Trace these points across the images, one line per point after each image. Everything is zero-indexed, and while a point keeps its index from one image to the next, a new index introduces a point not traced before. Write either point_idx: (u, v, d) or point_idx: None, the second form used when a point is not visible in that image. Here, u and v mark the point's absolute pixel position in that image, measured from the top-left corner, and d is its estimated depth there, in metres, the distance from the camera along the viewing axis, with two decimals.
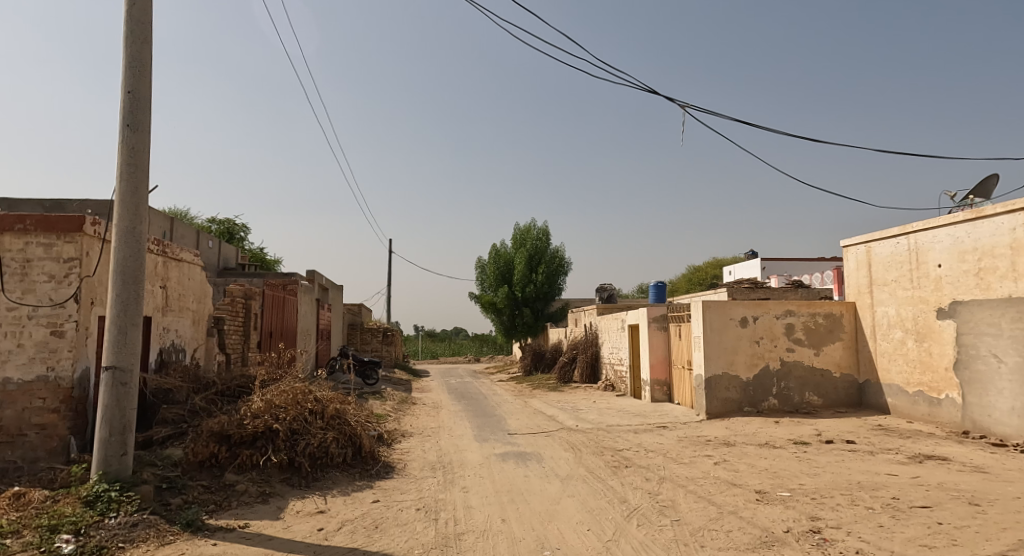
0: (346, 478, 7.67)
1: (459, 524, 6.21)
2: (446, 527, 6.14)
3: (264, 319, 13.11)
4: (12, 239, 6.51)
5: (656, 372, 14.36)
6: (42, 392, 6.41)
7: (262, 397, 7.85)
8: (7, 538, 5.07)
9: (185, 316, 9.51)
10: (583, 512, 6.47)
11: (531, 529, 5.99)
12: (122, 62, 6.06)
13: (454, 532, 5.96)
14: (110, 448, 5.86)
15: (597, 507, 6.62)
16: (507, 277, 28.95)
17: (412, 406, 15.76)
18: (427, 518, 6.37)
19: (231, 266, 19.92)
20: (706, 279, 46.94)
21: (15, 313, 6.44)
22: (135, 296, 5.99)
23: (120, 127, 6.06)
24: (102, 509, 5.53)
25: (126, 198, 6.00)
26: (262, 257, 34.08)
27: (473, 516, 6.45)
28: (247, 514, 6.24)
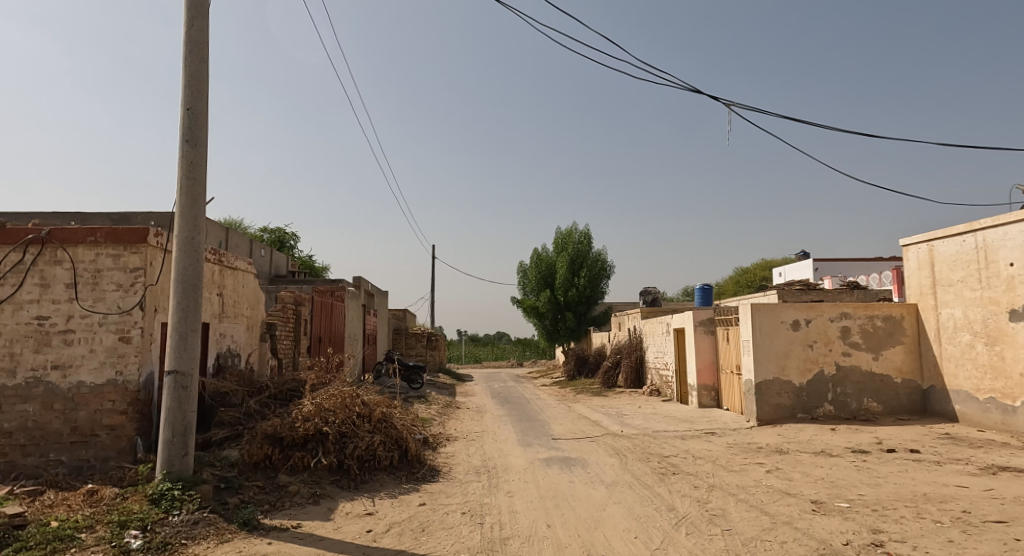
0: (393, 481, 7.78)
1: (505, 528, 6.22)
2: (491, 531, 6.17)
3: (313, 324, 13.44)
4: (83, 251, 6.87)
5: (702, 377, 14.09)
6: (112, 394, 6.72)
7: (311, 400, 8.03)
8: (82, 532, 5.35)
9: (240, 322, 9.84)
10: (629, 519, 6.39)
11: (576, 536, 5.95)
12: (182, 81, 6.34)
13: (500, 537, 5.98)
14: (172, 449, 6.10)
15: (644, 515, 6.53)
16: (549, 281, 28.87)
17: (456, 410, 15.90)
18: (472, 522, 6.40)
19: (282, 274, 20.46)
20: (755, 281, 45.83)
21: (87, 320, 6.79)
22: (195, 304, 6.23)
23: (180, 142, 6.32)
24: (167, 507, 5.76)
25: (185, 210, 6.24)
26: (311, 265, 34.97)
27: (519, 520, 6.46)
28: (299, 515, 6.41)
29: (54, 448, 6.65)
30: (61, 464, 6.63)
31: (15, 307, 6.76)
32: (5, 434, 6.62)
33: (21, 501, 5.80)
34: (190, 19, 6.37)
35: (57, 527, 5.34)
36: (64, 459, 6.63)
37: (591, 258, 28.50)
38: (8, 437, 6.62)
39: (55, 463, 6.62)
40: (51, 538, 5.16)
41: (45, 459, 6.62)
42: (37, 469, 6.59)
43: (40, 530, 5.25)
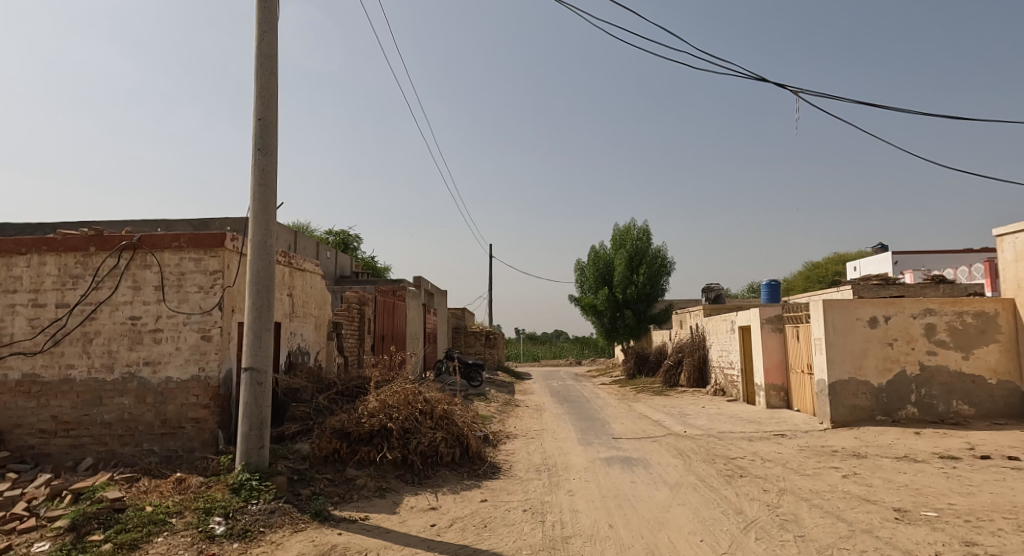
0: (455, 477, 7.85)
1: (567, 527, 6.17)
2: (553, 529, 6.13)
3: (376, 322, 13.75)
4: (169, 256, 7.26)
5: (770, 377, 13.61)
6: (196, 389, 7.07)
7: (376, 396, 8.20)
8: (172, 517, 5.68)
9: (309, 321, 10.17)
10: (695, 521, 6.23)
11: (640, 536, 5.84)
12: (254, 92, 6.59)
13: (562, 535, 5.93)
14: (250, 442, 6.36)
15: (710, 517, 6.35)
16: (607, 278, 28.56)
17: (515, 408, 15.94)
18: (533, 520, 6.39)
19: (346, 275, 21.03)
20: (827, 276, 44.00)
21: (173, 320, 7.16)
22: (268, 303, 6.46)
23: (253, 151, 6.57)
24: (246, 496, 6.01)
25: (258, 215, 6.48)
26: (373, 265, 35.84)
27: (581, 520, 6.39)
28: (367, 507, 6.57)
29: (146, 438, 7.08)
30: (153, 453, 7.05)
31: (111, 308, 7.23)
32: (105, 425, 7.09)
33: (120, 486, 6.18)
34: (260, 33, 6.62)
35: (151, 511, 5.69)
36: (156, 448, 7.05)
37: (650, 255, 28.02)
38: (107, 427, 7.09)
39: (147, 452, 7.05)
40: (146, 522, 5.51)
41: (139, 449, 7.06)
42: (133, 457, 7.04)
43: (136, 514, 5.60)
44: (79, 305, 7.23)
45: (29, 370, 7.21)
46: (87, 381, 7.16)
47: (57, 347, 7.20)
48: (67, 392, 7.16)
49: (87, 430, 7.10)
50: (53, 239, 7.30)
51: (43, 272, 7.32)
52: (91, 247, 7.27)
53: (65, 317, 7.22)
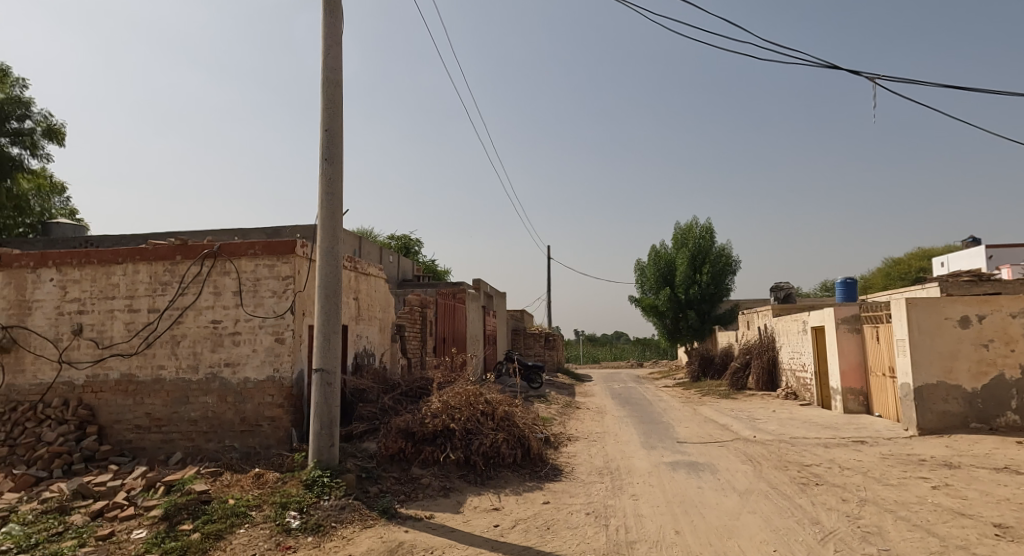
0: (517, 478, 7.78)
1: (631, 532, 5.99)
2: (617, 533, 5.96)
3: (437, 325, 13.89)
4: (245, 262, 7.52)
5: (848, 380, 12.92)
6: (271, 389, 7.30)
7: (438, 397, 8.23)
8: (251, 511, 5.89)
9: (374, 324, 10.35)
10: (767, 530, 5.93)
11: (708, 544, 5.61)
12: (321, 104, 6.75)
13: (627, 540, 5.76)
14: (321, 440, 6.50)
15: (784, 527, 6.03)
16: (669, 278, 27.89)
17: (576, 410, 15.75)
18: (597, 523, 6.24)
19: (408, 278, 21.35)
20: (911, 273, 41.58)
21: (250, 323, 7.43)
22: (336, 307, 6.59)
23: (320, 161, 6.72)
24: (318, 492, 6.15)
25: (325, 222, 6.61)
26: (433, 269, 36.33)
27: (645, 525, 6.20)
28: (432, 506, 6.60)
29: (228, 435, 7.35)
30: (234, 449, 7.30)
31: (195, 313, 7.56)
32: (192, 421, 7.42)
33: (206, 479, 6.45)
34: (326, 48, 6.77)
35: (234, 504, 5.93)
36: (237, 445, 7.30)
37: (714, 253, 27.17)
38: (194, 424, 7.43)
39: (229, 448, 7.32)
40: (229, 514, 5.74)
41: (222, 445, 7.34)
42: (216, 453, 7.32)
43: (221, 506, 5.86)
44: (168, 310, 7.61)
45: (126, 371, 7.64)
46: (175, 381, 7.52)
47: (149, 349, 7.60)
48: (159, 391, 7.54)
49: (176, 427, 7.46)
50: (144, 249, 7.71)
51: (136, 279, 7.73)
52: (177, 256, 7.64)
53: (155, 321, 7.61)
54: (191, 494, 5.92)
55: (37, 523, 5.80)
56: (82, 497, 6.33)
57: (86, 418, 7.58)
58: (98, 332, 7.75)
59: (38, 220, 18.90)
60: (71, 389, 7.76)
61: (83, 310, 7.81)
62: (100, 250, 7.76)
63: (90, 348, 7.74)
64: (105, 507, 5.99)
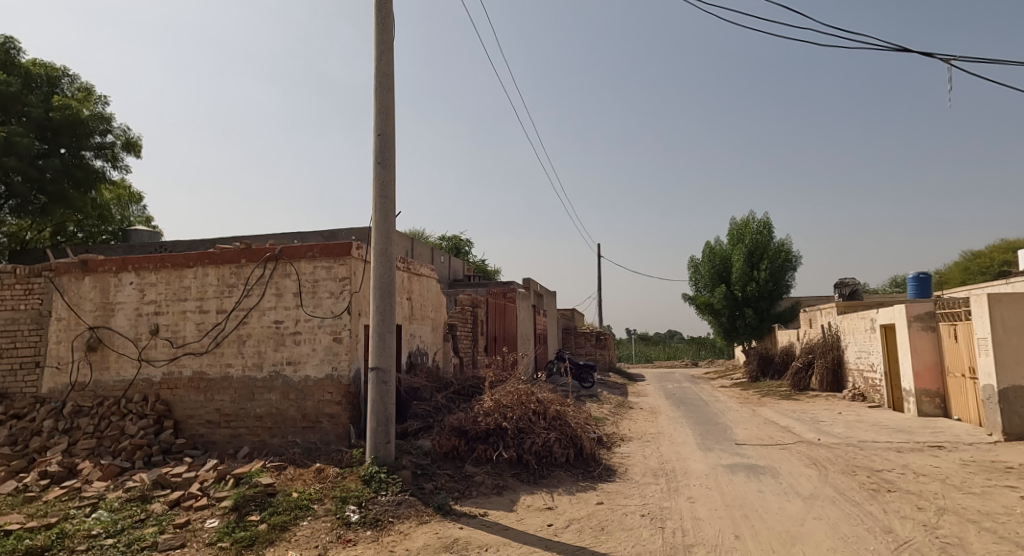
0: (571, 478, 7.67)
1: (689, 535, 5.80)
2: (674, 536, 5.78)
3: (488, 324, 13.91)
4: (305, 264, 7.69)
5: (922, 381, 12.24)
6: (330, 387, 7.43)
7: (490, 396, 8.21)
8: (313, 504, 6.00)
9: (426, 323, 10.42)
10: (835, 537, 5.64)
11: (771, 550, 5.37)
12: (374, 109, 6.83)
13: (684, 543, 5.57)
14: (378, 437, 6.57)
15: (854, 534, 5.72)
16: (725, 275, 27.12)
17: (629, 410, 15.48)
18: (652, 525, 6.07)
19: (459, 278, 21.50)
20: (992, 267, 39.13)
21: (309, 323, 7.59)
22: (390, 307, 6.64)
23: (374, 165, 6.79)
24: (376, 487, 6.21)
25: (379, 225, 6.68)
26: (484, 269, 36.54)
27: (703, 528, 5.99)
28: (486, 504, 6.58)
29: (291, 431, 7.53)
30: (296, 444, 7.46)
31: (259, 313, 7.78)
32: (257, 417, 7.64)
33: (271, 472, 6.63)
34: (378, 54, 6.84)
35: (296, 497, 6.07)
36: (299, 440, 7.47)
37: (773, 248, 26.23)
38: (259, 420, 7.64)
39: (292, 443, 7.48)
40: (292, 507, 5.87)
41: (285, 440, 7.52)
42: (281, 447, 7.50)
43: (286, 498, 6.02)
44: (234, 311, 7.87)
45: (198, 369, 7.94)
46: (241, 379, 7.76)
47: (218, 348, 7.87)
48: (227, 388, 7.80)
49: (244, 422, 7.69)
50: (213, 253, 7.99)
51: (205, 282, 8.02)
52: (242, 259, 7.89)
53: (224, 321, 7.88)
54: (257, 486, 6.10)
55: (121, 510, 6.11)
56: (160, 487, 6.60)
57: (163, 412, 7.93)
58: (172, 332, 8.08)
59: (118, 227, 19.88)
60: (149, 385, 8.13)
61: (159, 311, 8.16)
62: (173, 254, 8.11)
63: (165, 347, 8.09)
64: (181, 497, 6.23)
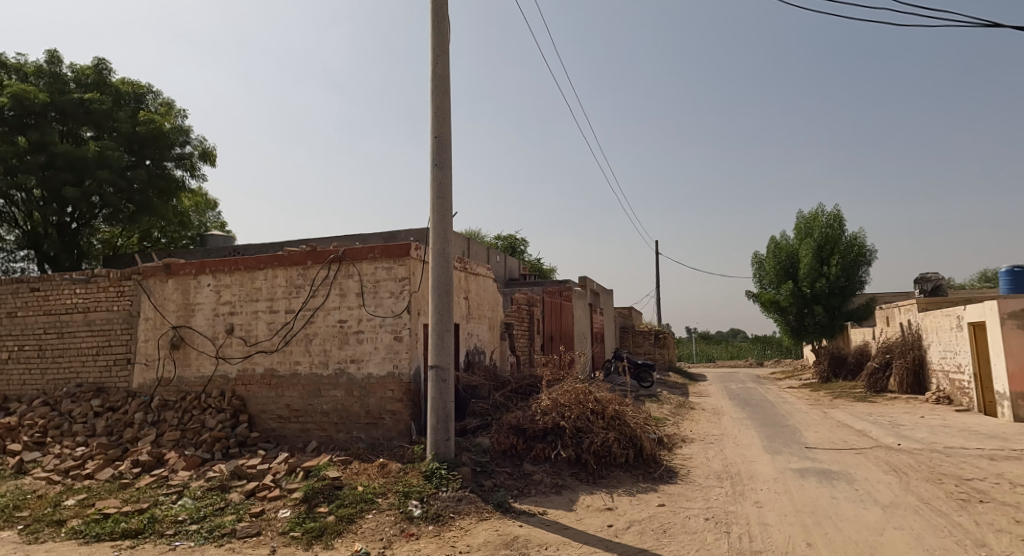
0: (630, 479, 7.58)
1: (756, 541, 5.63)
2: (741, 542, 5.62)
3: (545, 323, 13.89)
4: (366, 265, 7.89)
5: (1018, 383, 11.46)
6: (392, 385, 7.61)
7: (547, 395, 8.16)
8: (377, 498, 6.16)
9: (483, 322, 10.51)
10: (917, 549, 5.34)
11: None
12: (431, 112, 6.94)
13: (752, 549, 5.41)
14: (437, 434, 6.68)
15: (938, 547, 5.41)
16: (792, 271, 26.13)
17: (691, 411, 15.13)
18: (717, 530, 5.92)
19: (515, 278, 21.56)
20: None
21: (371, 322, 7.80)
22: (448, 306, 6.74)
23: (431, 167, 6.90)
24: (437, 483, 6.32)
25: (437, 225, 6.78)
26: (540, 268, 36.53)
27: (772, 534, 5.80)
28: (544, 502, 6.59)
29: (355, 427, 7.75)
30: (360, 440, 7.68)
31: (324, 313, 8.04)
32: (324, 413, 7.91)
33: (337, 466, 6.85)
34: (435, 57, 6.95)
35: (361, 491, 6.24)
36: (363, 436, 7.69)
37: (844, 243, 25.03)
38: (326, 416, 7.90)
39: (357, 439, 7.71)
40: (357, 501, 6.05)
41: (350, 435, 7.75)
42: (346, 442, 7.74)
43: (352, 491, 6.21)
44: (302, 311, 8.16)
45: (269, 366, 8.28)
46: (309, 376, 8.04)
47: (287, 346, 8.19)
48: (296, 384, 8.10)
49: (311, 418, 7.98)
50: (281, 256, 8.32)
51: (275, 283, 8.36)
52: (308, 261, 8.17)
53: (292, 320, 8.19)
54: (325, 479, 6.32)
55: (203, 498, 6.47)
56: (238, 478, 6.93)
57: (239, 407, 8.32)
58: (245, 331, 8.46)
59: (195, 233, 20.89)
60: (226, 381, 8.54)
61: (233, 311, 8.56)
62: (246, 257, 8.50)
63: (239, 345, 8.48)
64: (255, 488, 6.52)
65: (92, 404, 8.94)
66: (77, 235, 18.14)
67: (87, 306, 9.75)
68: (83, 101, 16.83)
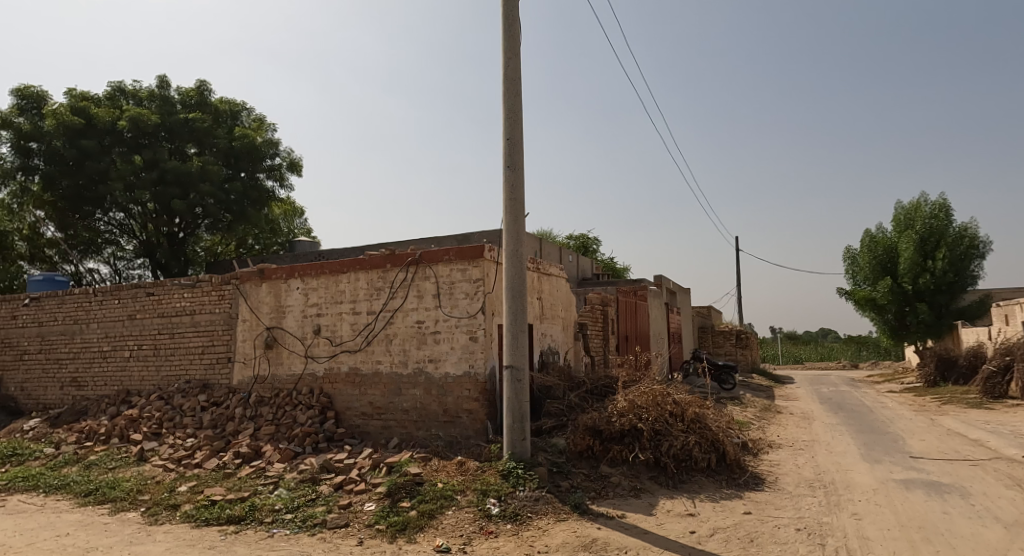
0: (713, 484, 7.35)
1: None
2: None
3: (619, 323, 13.71)
4: (442, 267, 8.09)
5: None
6: (468, 384, 7.76)
7: (624, 396, 7.99)
8: (456, 495, 6.30)
9: (557, 323, 10.51)
10: None
11: None
12: (503, 114, 7.03)
13: None
14: (513, 433, 6.75)
15: None
16: (890, 266, 24.43)
17: (778, 414, 14.47)
18: (810, 542, 5.64)
19: (588, 277, 21.40)
20: None
21: (448, 323, 7.98)
22: (522, 306, 6.80)
23: (504, 169, 6.99)
24: (514, 482, 6.39)
25: (510, 227, 6.86)
26: (613, 266, 36.07)
27: (873, 549, 5.46)
28: (623, 505, 6.51)
29: (434, 425, 7.96)
30: (439, 438, 7.87)
31: (403, 314, 8.31)
32: (405, 411, 8.18)
33: (418, 462, 7.06)
34: (506, 60, 7.04)
35: (441, 488, 6.40)
36: (441, 434, 7.88)
37: (952, 234, 23.09)
38: (406, 413, 8.17)
39: (436, 436, 7.91)
40: (438, 497, 6.22)
41: (430, 433, 7.97)
42: (426, 440, 7.96)
43: (432, 488, 6.39)
44: (382, 312, 8.47)
45: (353, 365, 8.65)
46: (389, 375, 8.34)
47: (370, 346, 8.52)
48: (378, 383, 8.41)
49: (393, 415, 8.26)
50: (362, 259, 8.67)
51: (357, 285, 8.72)
52: (388, 264, 8.47)
53: (373, 321, 8.51)
54: (407, 475, 6.54)
55: (296, 489, 6.84)
56: (327, 471, 7.28)
57: (326, 404, 8.75)
58: (331, 331, 8.88)
59: (285, 239, 22.06)
60: (314, 379, 9.00)
61: (320, 312, 9.00)
62: (330, 261, 8.92)
63: (326, 345, 8.91)
64: (343, 481, 6.84)
65: (198, 399, 9.66)
66: (184, 244, 19.65)
67: (193, 309, 10.55)
68: (187, 120, 18.26)
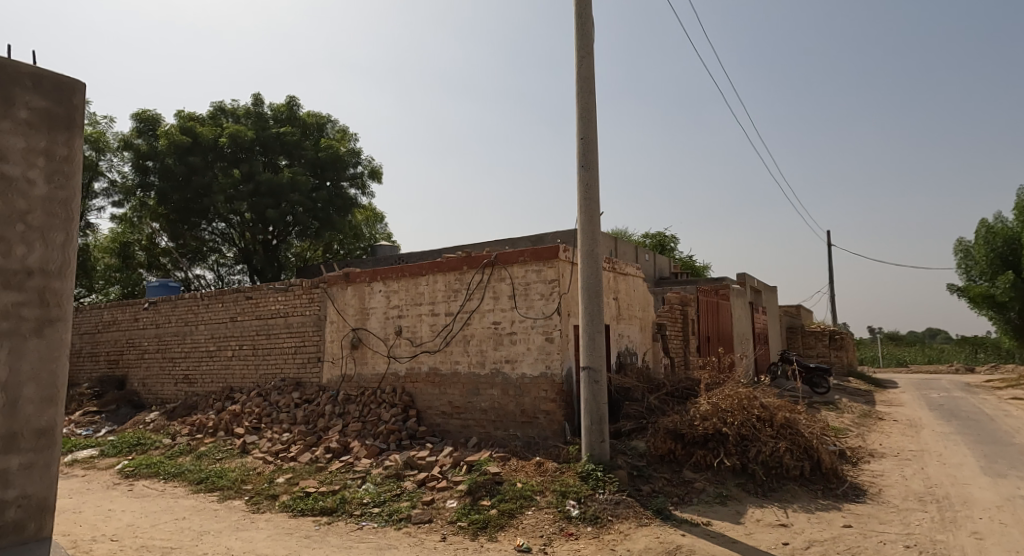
0: (807, 494, 6.95)
1: None
2: None
3: (700, 324, 13.24)
4: (517, 269, 8.13)
5: None
6: (545, 385, 7.75)
7: (707, 399, 7.64)
8: (536, 496, 6.30)
9: (634, 323, 10.31)
10: None
11: None
12: (577, 113, 6.98)
13: None
14: (592, 435, 6.67)
15: None
16: (1012, 260, 22.14)
17: (879, 421, 13.46)
18: None
19: (667, 277, 20.84)
20: None
21: (524, 324, 8.02)
22: (598, 307, 6.72)
23: (578, 168, 6.94)
24: (593, 484, 6.32)
25: (584, 227, 6.79)
26: (692, 265, 35.04)
27: None
28: (708, 512, 6.29)
29: (512, 425, 8.02)
30: (517, 438, 7.91)
31: (480, 315, 8.43)
32: (483, 411, 8.29)
33: (497, 462, 7.13)
34: (579, 59, 6.98)
35: (519, 488, 6.43)
36: (519, 435, 7.92)
37: None
38: (484, 413, 8.28)
39: (514, 436, 7.96)
40: (517, 497, 6.26)
41: (508, 433, 8.03)
42: (504, 439, 8.03)
43: (512, 487, 6.44)
44: (460, 313, 8.63)
45: (433, 365, 8.87)
46: (468, 375, 8.48)
47: (448, 346, 8.70)
48: (457, 382, 8.58)
49: (471, 414, 8.40)
50: (441, 262, 8.89)
51: (435, 286, 8.94)
52: (464, 266, 8.63)
53: (452, 322, 8.69)
54: (487, 474, 6.65)
55: (382, 484, 7.10)
56: (410, 468, 7.49)
57: (408, 402, 9.03)
58: (412, 332, 9.15)
59: (368, 244, 23.01)
60: (397, 378, 9.31)
61: (401, 314, 9.30)
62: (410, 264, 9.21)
63: (407, 345, 9.20)
64: (425, 478, 7.03)
65: (292, 396, 10.24)
66: (278, 251, 20.95)
67: (286, 311, 11.20)
68: (279, 134, 19.43)
